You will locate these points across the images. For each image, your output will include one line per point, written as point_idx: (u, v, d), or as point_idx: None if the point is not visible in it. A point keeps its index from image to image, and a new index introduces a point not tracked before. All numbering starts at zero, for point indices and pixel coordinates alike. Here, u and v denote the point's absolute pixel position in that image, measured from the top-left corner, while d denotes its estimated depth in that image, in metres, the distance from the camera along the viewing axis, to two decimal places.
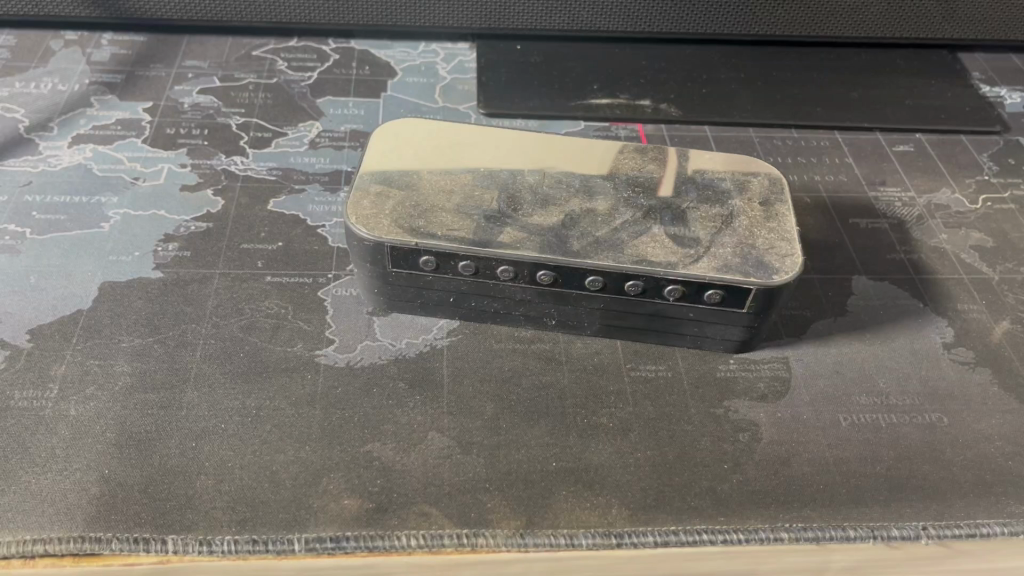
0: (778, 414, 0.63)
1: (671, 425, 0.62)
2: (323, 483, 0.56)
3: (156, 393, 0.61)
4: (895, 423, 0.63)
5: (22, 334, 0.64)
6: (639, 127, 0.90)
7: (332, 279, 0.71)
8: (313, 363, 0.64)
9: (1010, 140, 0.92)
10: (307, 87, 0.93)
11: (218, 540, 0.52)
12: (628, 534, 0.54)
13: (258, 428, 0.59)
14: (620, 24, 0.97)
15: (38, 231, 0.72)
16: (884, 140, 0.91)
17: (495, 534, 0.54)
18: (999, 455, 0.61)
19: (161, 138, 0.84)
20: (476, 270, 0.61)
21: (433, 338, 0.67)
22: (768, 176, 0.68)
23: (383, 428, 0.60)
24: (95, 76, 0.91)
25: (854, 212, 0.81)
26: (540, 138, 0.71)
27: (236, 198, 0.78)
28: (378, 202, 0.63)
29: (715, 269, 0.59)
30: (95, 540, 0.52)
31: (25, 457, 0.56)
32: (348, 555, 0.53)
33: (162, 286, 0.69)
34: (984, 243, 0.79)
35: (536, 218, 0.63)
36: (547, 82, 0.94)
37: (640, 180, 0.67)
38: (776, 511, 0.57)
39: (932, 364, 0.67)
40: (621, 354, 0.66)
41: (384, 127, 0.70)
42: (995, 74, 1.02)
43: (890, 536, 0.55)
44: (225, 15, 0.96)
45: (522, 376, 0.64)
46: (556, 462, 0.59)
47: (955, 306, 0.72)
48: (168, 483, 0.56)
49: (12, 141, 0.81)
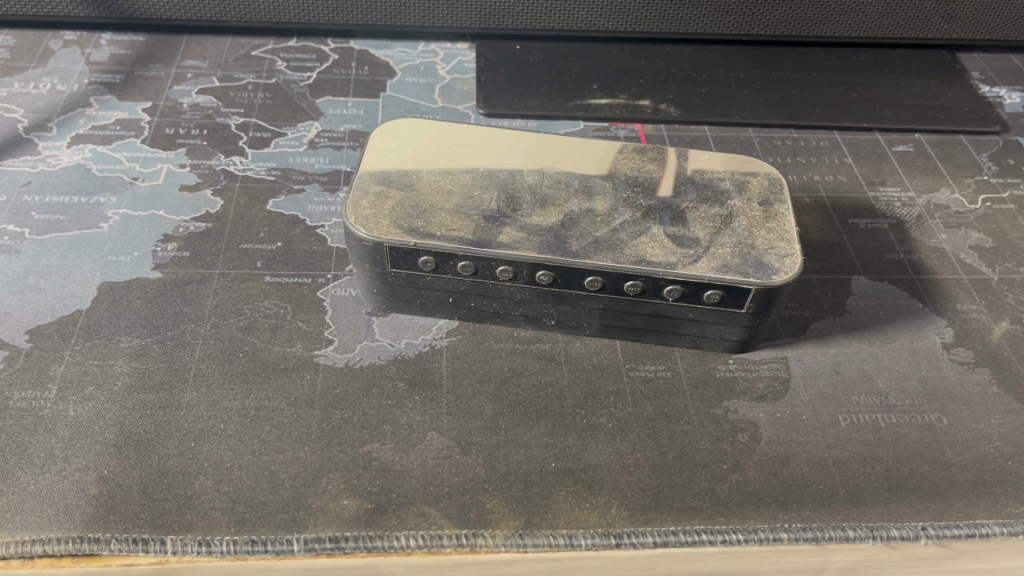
0: (777, 414, 0.63)
1: (670, 426, 0.62)
2: (322, 483, 0.56)
3: (155, 393, 0.61)
4: (895, 423, 0.63)
5: (22, 334, 0.64)
6: (639, 127, 0.90)
7: (332, 279, 0.71)
8: (312, 363, 0.64)
9: (1010, 140, 0.92)
10: (308, 87, 0.93)
11: (218, 540, 0.52)
12: (627, 535, 0.54)
13: (257, 428, 0.59)
14: (619, 24, 0.97)
15: (38, 231, 0.72)
16: (884, 140, 0.91)
17: (494, 534, 0.54)
18: (999, 455, 0.61)
19: (161, 138, 0.84)
20: (475, 270, 0.61)
21: (433, 338, 0.66)
22: (768, 176, 0.68)
23: (383, 428, 0.60)
24: (94, 76, 0.91)
25: (854, 212, 0.81)
26: (539, 138, 0.71)
27: (236, 198, 0.78)
28: (378, 202, 0.63)
29: (716, 269, 0.59)
30: (94, 540, 0.52)
31: (24, 457, 0.56)
32: (348, 556, 0.53)
33: (162, 286, 0.69)
34: (983, 243, 0.79)
35: (535, 217, 0.63)
36: (547, 82, 0.94)
37: (641, 180, 0.67)
38: (776, 512, 0.57)
39: (931, 364, 0.67)
40: (620, 354, 0.66)
41: (383, 127, 0.70)
42: (995, 74, 1.02)
43: (890, 537, 0.55)
44: (225, 14, 0.96)
45: (521, 376, 0.64)
46: (556, 462, 0.59)
47: (955, 307, 0.72)
48: (168, 483, 0.56)
49: (12, 141, 0.81)
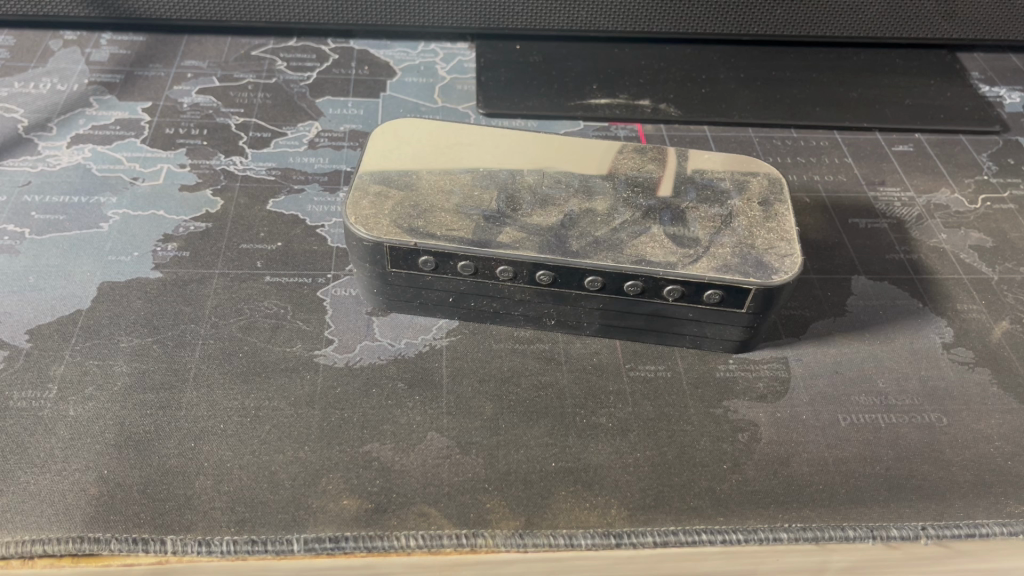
0: (777, 414, 0.63)
1: (670, 426, 0.62)
2: (322, 483, 0.56)
3: (155, 393, 0.61)
4: (895, 423, 0.63)
5: (22, 334, 0.64)
6: (639, 127, 0.90)
7: (332, 279, 0.71)
8: (312, 363, 0.64)
9: (1010, 140, 0.92)
10: (307, 87, 0.93)
11: (218, 540, 0.52)
12: (627, 535, 0.54)
13: (257, 428, 0.59)
14: (619, 23, 0.97)
15: (38, 231, 0.72)
16: (884, 140, 0.91)
17: (494, 534, 0.54)
18: (999, 455, 0.61)
19: (160, 138, 0.84)
20: (475, 270, 0.61)
21: (433, 338, 0.66)
22: (768, 175, 0.68)
23: (383, 428, 0.60)
24: (94, 76, 0.91)
25: (854, 212, 0.81)
26: (539, 138, 0.70)
27: (236, 198, 0.78)
28: (378, 202, 0.63)
29: (716, 269, 0.59)
30: (94, 540, 0.52)
31: (25, 457, 0.56)
32: (348, 556, 0.53)
33: (162, 286, 0.69)
34: (983, 243, 0.78)
35: (535, 217, 0.63)
36: (547, 82, 0.94)
37: (641, 180, 0.67)
38: (775, 511, 0.57)
39: (931, 364, 0.67)
40: (620, 354, 0.66)
41: (384, 126, 0.70)
42: (995, 74, 1.02)
43: (889, 537, 0.55)
44: (225, 14, 0.96)
45: (521, 376, 0.64)
46: (556, 462, 0.59)
47: (955, 307, 0.72)
48: (168, 483, 0.56)
49: (12, 141, 0.81)
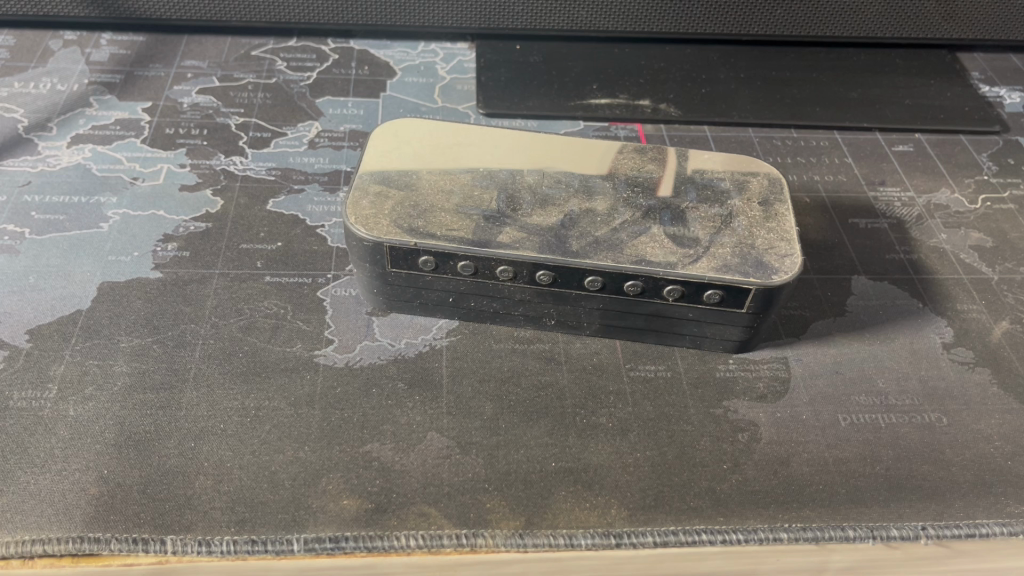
0: (777, 414, 0.63)
1: (670, 426, 0.62)
2: (322, 483, 0.56)
3: (155, 393, 0.61)
4: (895, 423, 0.63)
5: (22, 334, 0.64)
6: (639, 127, 0.90)
7: (332, 279, 0.71)
8: (312, 363, 0.64)
9: (1010, 140, 0.92)
10: (307, 87, 0.93)
11: (218, 540, 0.52)
12: (628, 534, 0.54)
13: (257, 427, 0.59)
14: (619, 24, 0.97)
15: (38, 231, 0.72)
16: (884, 140, 0.91)
17: (494, 534, 0.54)
18: (999, 455, 0.61)
19: (161, 138, 0.84)
20: (475, 270, 0.61)
21: (433, 338, 0.67)
22: (768, 175, 0.68)
23: (383, 428, 0.60)
24: (94, 76, 0.91)
25: (854, 212, 0.81)
26: (539, 138, 0.70)
27: (236, 198, 0.78)
28: (378, 202, 0.63)
29: (716, 269, 0.59)
30: (94, 540, 0.52)
31: (25, 457, 0.56)
32: (348, 556, 0.53)
33: (162, 286, 0.69)
34: (983, 243, 0.79)
35: (535, 217, 0.63)
36: (547, 82, 0.94)
37: (641, 180, 0.67)
38: (775, 511, 0.57)
39: (930, 364, 0.67)
40: (621, 354, 0.66)
41: (384, 125, 0.70)
42: (995, 74, 1.02)
43: (889, 537, 0.55)
44: (225, 14, 0.96)
45: (521, 376, 0.64)
46: (556, 462, 0.59)
47: (955, 307, 0.72)
48: (168, 483, 0.56)
49: (12, 141, 0.81)
